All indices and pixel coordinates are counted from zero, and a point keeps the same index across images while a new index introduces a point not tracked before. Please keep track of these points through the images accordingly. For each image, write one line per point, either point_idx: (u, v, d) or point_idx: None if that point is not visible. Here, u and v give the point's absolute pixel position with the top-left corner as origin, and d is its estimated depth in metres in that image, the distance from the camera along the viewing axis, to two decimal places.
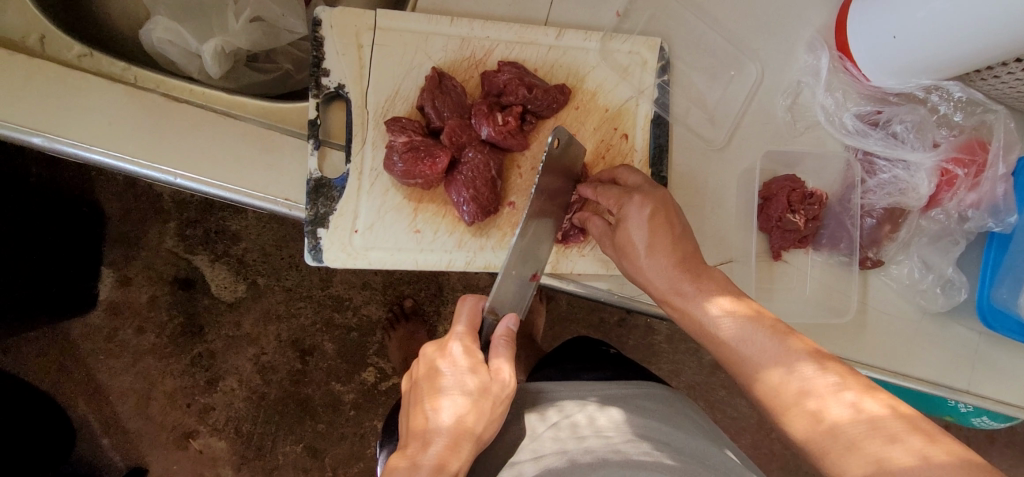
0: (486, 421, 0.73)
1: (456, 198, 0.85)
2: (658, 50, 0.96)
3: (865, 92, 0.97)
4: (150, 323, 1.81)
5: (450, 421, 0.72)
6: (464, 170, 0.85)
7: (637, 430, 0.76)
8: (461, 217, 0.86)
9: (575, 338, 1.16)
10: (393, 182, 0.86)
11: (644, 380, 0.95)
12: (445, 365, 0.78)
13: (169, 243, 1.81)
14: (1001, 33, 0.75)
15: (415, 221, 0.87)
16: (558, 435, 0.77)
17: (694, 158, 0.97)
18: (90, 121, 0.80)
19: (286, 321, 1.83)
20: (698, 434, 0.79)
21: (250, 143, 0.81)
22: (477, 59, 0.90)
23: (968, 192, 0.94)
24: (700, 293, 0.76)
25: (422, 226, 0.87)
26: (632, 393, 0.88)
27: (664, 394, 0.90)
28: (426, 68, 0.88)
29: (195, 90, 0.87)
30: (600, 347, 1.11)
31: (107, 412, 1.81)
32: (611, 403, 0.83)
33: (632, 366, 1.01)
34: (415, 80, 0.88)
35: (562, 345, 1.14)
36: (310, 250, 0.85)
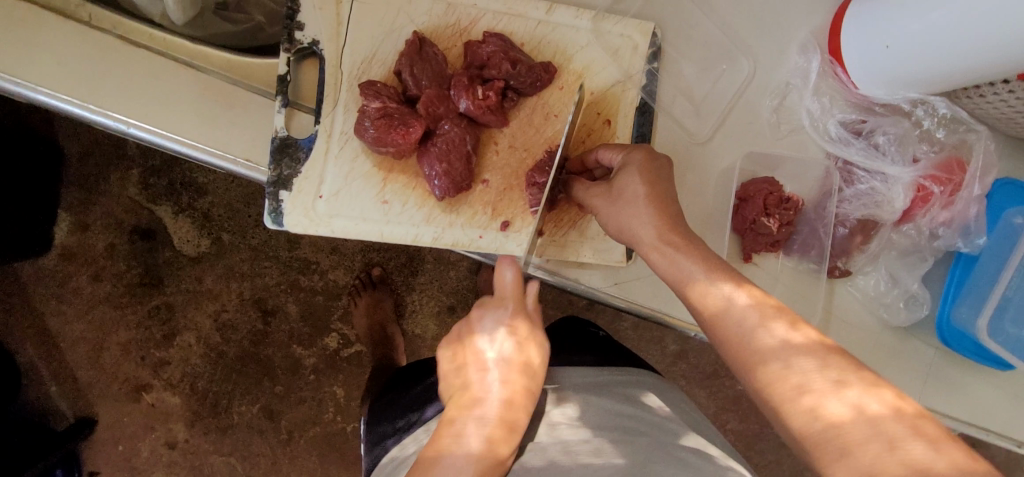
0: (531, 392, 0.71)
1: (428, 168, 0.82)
2: (650, 36, 0.92)
3: (853, 100, 0.97)
4: (107, 272, 1.75)
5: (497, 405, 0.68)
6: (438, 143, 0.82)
7: (596, 426, 0.75)
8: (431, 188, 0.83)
9: (562, 319, 1.17)
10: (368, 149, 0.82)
11: (635, 367, 0.95)
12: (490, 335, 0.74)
13: (131, 191, 1.74)
14: (990, 51, 0.74)
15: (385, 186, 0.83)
16: (536, 434, 0.78)
17: (676, 151, 0.94)
18: (40, 60, 0.75)
19: (250, 280, 1.78)
20: (666, 422, 0.78)
21: (213, 98, 0.77)
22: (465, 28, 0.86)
23: (942, 210, 0.94)
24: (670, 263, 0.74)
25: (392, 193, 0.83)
26: (620, 381, 0.88)
27: (653, 383, 0.90)
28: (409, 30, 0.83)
29: (156, 35, 0.82)
30: (590, 328, 1.10)
31: (58, 360, 1.76)
32: (568, 398, 0.82)
33: (617, 350, 1.02)
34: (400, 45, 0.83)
35: (553, 323, 1.14)
36: (271, 213, 0.81)
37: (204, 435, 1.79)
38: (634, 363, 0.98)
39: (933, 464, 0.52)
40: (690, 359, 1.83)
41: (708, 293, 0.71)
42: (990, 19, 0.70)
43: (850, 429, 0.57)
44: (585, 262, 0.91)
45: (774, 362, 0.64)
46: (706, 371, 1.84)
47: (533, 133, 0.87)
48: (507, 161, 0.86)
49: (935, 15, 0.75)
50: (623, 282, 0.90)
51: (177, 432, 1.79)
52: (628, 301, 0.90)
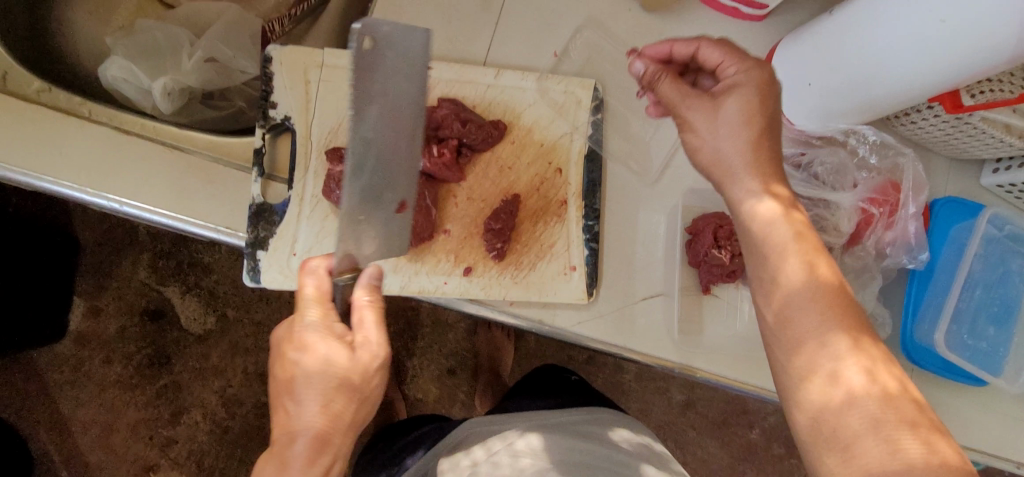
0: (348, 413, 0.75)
1: (390, 207, 0.83)
2: (592, 90, 1.01)
3: (790, 135, 1.05)
4: (118, 354, 1.83)
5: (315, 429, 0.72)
6: (403, 179, 0.83)
7: (555, 452, 0.82)
8: (388, 229, 0.84)
9: (532, 373, 1.22)
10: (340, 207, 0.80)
11: (601, 406, 0.99)
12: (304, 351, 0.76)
13: (141, 274, 1.86)
14: (920, 82, 0.81)
15: (356, 212, 0.81)
16: (503, 464, 0.81)
17: (628, 193, 1.01)
18: (44, 152, 0.85)
19: (254, 354, 1.85)
20: (624, 452, 0.83)
21: (196, 175, 0.87)
22: (422, 38, 0.79)
23: (885, 230, 0.98)
24: None
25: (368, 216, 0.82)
26: (584, 420, 0.93)
27: (617, 420, 0.94)
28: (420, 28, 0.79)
29: (147, 123, 0.91)
30: (565, 374, 1.15)
31: (69, 445, 1.80)
32: (533, 431, 0.88)
33: (588, 393, 1.05)
34: (397, 52, 0.79)
35: (529, 372, 1.17)
36: (249, 272, 0.87)
37: None
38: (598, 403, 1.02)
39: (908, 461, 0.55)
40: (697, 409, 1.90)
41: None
42: (920, 42, 0.75)
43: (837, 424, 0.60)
44: (548, 301, 0.95)
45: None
46: (713, 421, 1.90)
47: (489, 185, 0.96)
48: (467, 211, 0.95)
49: (875, 42, 0.81)
50: (585, 321, 0.95)
51: None
52: (592, 337, 0.95)
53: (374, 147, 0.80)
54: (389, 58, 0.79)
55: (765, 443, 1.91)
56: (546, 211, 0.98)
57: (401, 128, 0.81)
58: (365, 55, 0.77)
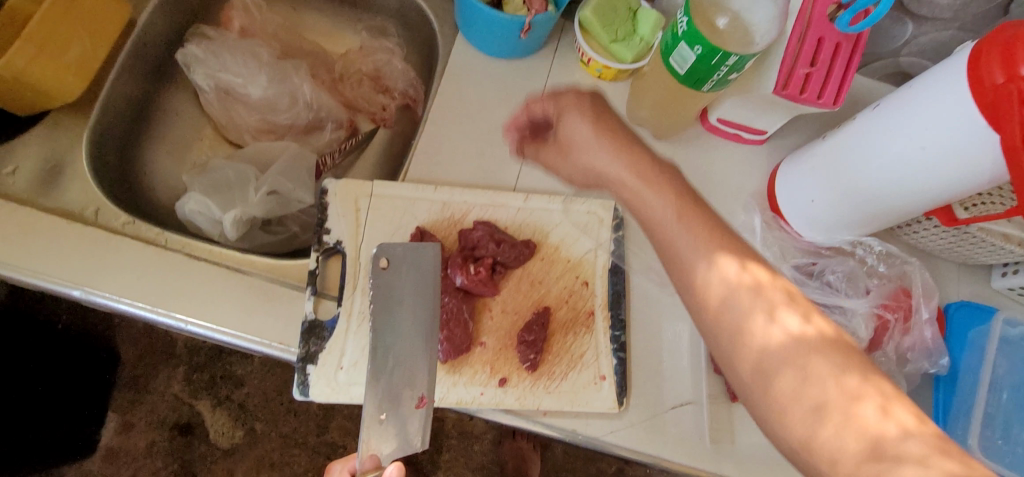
0: None
1: (408, 405, 0.85)
2: (612, 210, 1.11)
3: (801, 247, 1.12)
4: (144, 470, 1.86)
5: None
6: (420, 377, 0.86)
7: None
8: (404, 426, 0.85)
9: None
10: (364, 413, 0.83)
11: None
12: None
13: (175, 388, 1.93)
14: (917, 196, 0.89)
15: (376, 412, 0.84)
16: None
17: (652, 304, 1.07)
18: (123, 276, 0.95)
19: (279, 469, 1.90)
20: None
21: (256, 294, 0.96)
22: (431, 261, 0.90)
23: (903, 336, 1.02)
24: None
25: (388, 416, 0.84)
26: None
27: None
28: (432, 243, 0.90)
29: (214, 249, 1.02)
30: None
31: None
32: None
33: None
34: (412, 268, 0.89)
35: None
36: (298, 385, 0.93)
37: None
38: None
39: None
40: None
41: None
42: (940, 147, 0.82)
43: None
44: (580, 411, 0.99)
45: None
46: None
47: (522, 299, 1.03)
48: (501, 324, 1.01)
49: (895, 145, 0.87)
50: (617, 430, 0.98)
51: None
52: (623, 446, 0.97)
53: (393, 350, 0.86)
54: (409, 275, 0.88)
55: None
56: (575, 321, 1.04)
57: (412, 338, 0.87)
58: (385, 275, 0.88)
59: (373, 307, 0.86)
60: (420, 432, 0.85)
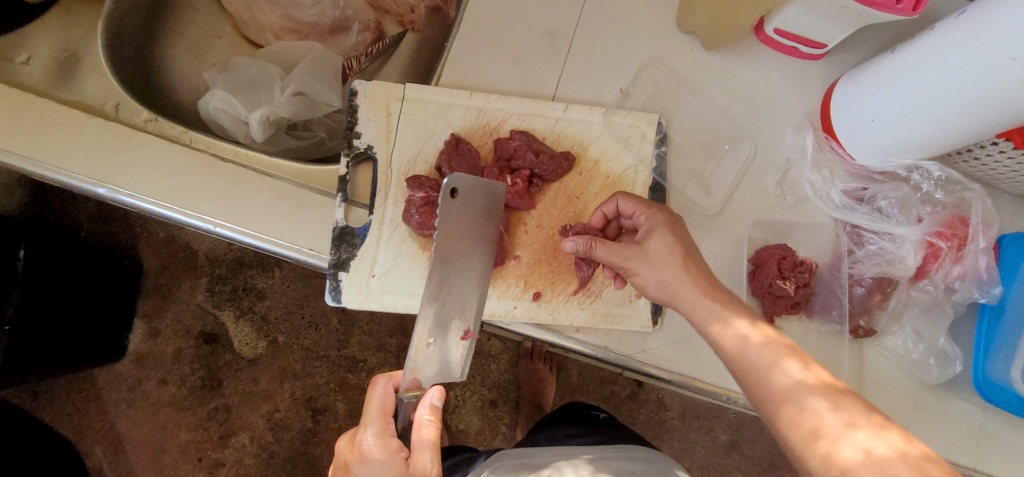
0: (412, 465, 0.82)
1: (453, 337, 0.90)
2: (656, 125, 1.05)
3: (851, 170, 1.05)
4: (173, 375, 1.92)
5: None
6: (470, 310, 0.90)
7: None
8: (447, 356, 0.90)
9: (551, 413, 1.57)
10: (414, 337, 0.86)
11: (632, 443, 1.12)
12: (366, 454, 0.84)
13: (199, 298, 1.96)
14: (996, 112, 0.82)
15: (426, 337, 0.88)
16: None
17: (691, 224, 1.03)
18: (149, 176, 0.92)
19: (302, 379, 1.95)
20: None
21: (284, 199, 0.93)
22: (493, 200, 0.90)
23: (953, 265, 0.98)
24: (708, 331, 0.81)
25: (436, 339, 0.89)
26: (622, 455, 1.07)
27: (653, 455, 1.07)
28: (498, 183, 0.90)
29: (240, 151, 0.99)
30: (591, 412, 1.32)
31: (123, 463, 1.89)
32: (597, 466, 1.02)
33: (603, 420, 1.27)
34: (476, 201, 0.89)
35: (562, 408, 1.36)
36: (330, 291, 0.92)
37: None
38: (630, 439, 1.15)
39: None
40: (742, 451, 1.92)
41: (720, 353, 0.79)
42: None
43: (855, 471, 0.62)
44: (613, 328, 0.97)
45: (785, 418, 0.71)
46: (757, 463, 1.91)
47: (558, 214, 1.00)
48: (536, 238, 0.99)
49: (979, 55, 0.79)
50: (650, 348, 0.96)
51: None
52: (654, 365, 0.95)
53: (450, 281, 0.88)
54: (473, 206, 0.89)
55: None
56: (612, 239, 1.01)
57: (468, 268, 0.89)
58: (452, 205, 0.86)
59: (440, 236, 0.86)
60: (461, 360, 0.91)
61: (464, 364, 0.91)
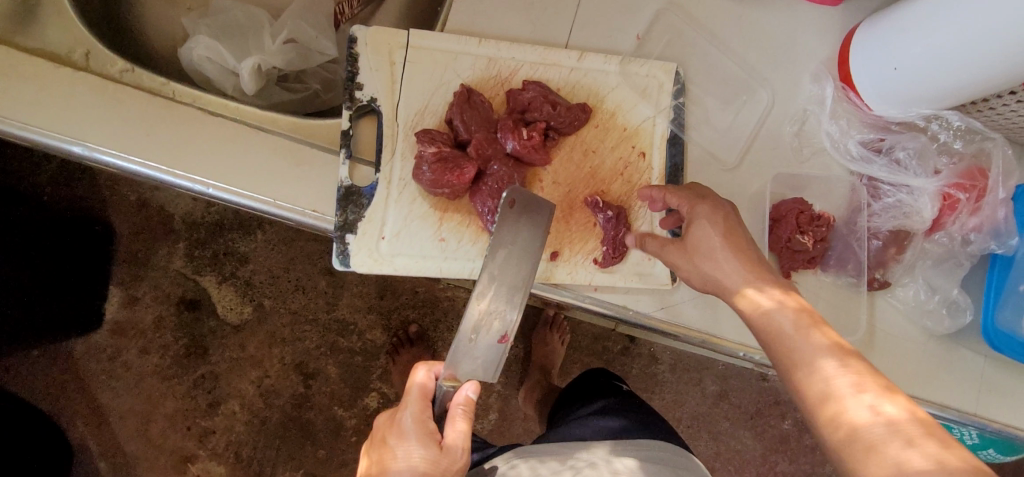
0: (448, 459, 0.85)
1: (490, 339, 0.84)
2: (673, 74, 1.00)
3: (867, 121, 1.02)
4: (155, 343, 1.85)
5: (419, 466, 0.84)
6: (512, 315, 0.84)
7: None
8: (485, 355, 0.85)
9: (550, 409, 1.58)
10: (458, 331, 0.82)
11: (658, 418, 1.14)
12: (402, 442, 0.85)
13: (177, 264, 1.87)
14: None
15: (469, 332, 0.82)
16: None
17: (708, 177, 1.00)
18: (131, 133, 0.84)
19: (291, 344, 1.89)
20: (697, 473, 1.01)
21: (282, 158, 0.86)
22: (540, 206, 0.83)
23: (970, 216, 0.98)
24: (739, 290, 0.79)
25: (477, 336, 0.83)
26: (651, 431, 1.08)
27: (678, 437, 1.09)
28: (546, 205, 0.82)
29: (230, 105, 0.91)
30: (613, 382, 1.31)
31: (106, 434, 1.84)
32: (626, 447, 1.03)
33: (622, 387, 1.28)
34: (529, 217, 0.82)
35: (580, 377, 1.36)
36: (338, 256, 0.87)
37: None
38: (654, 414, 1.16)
39: (912, 460, 0.59)
40: (730, 400, 1.96)
41: (751, 310, 0.76)
42: None
43: (871, 431, 0.62)
44: (631, 288, 0.94)
45: (817, 375, 0.69)
46: (745, 412, 1.96)
47: (575, 170, 0.95)
48: (553, 195, 0.94)
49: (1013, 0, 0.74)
50: (668, 307, 0.93)
51: None
52: (672, 323, 0.92)
53: (497, 284, 0.82)
54: (523, 221, 0.82)
55: (796, 434, 1.98)
56: (631, 194, 0.96)
57: (514, 281, 0.82)
58: (509, 215, 0.80)
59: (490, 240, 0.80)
60: (493, 365, 0.86)
61: (499, 364, 0.86)
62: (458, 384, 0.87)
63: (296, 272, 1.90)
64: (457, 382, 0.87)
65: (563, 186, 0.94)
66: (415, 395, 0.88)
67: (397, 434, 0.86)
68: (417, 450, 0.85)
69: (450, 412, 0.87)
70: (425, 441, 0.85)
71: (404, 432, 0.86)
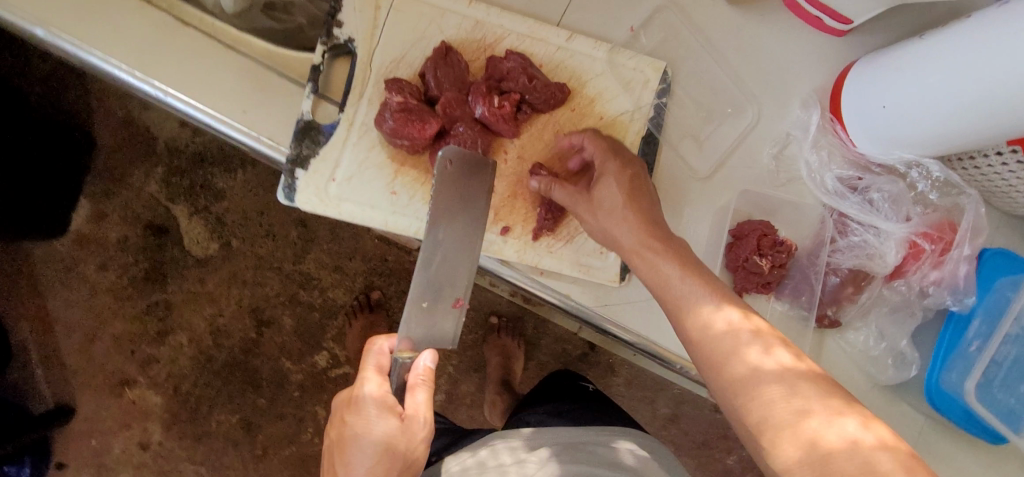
0: (410, 432, 0.82)
1: (444, 304, 0.85)
2: (661, 73, 0.98)
3: (850, 157, 1.01)
4: (115, 262, 1.83)
5: (379, 441, 0.80)
6: (461, 280, 0.85)
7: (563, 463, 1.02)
8: (439, 322, 0.85)
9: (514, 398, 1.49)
10: (410, 299, 0.83)
11: (602, 417, 1.17)
12: (362, 416, 0.81)
13: (152, 187, 1.84)
14: (1011, 118, 0.76)
15: (421, 298, 0.83)
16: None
17: (678, 183, 0.98)
18: (97, 26, 0.82)
19: (251, 288, 1.86)
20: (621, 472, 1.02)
21: (247, 80, 0.83)
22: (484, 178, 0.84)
23: (932, 269, 0.96)
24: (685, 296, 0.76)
25: (430, 302, 0.84)
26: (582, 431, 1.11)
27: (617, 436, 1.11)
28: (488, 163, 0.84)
29: (206, 19, 0.88)
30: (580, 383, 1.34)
31: (50, 343, 1.83)
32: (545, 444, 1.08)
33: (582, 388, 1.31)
34: (473, 180, 0.83)
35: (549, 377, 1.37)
36: (284, 189, 0.85)
37: (178, 439, 1.85)
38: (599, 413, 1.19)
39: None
40: (680, 425, 1.94)
41: (690, 319, 0.74)
42: None
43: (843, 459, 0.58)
44: (577, 278, 0.93)
45: (747, 390, 0.66)
46: (692, 439, 1.94)
47: (542, 148, 0.93)
48: (515, 170, 0.92)
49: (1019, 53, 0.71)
50: (611, 304, 0.92)
51: (152, 433, 1.85)
52: (611, 321, 0.92)
53: (443, 251, 0.83)
54: (468, 182, 0.83)
55: (740, 471, 1.96)
56: None
57: (459, 246, 0.84)
58: (449, 173, 0.82)
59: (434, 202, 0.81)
60: (451, 331, 0.86)
61: (455, 334, 0.87)
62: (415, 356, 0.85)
63: (269, 217, 1.87)
64: (414, 352, 0.85)
65: (525, 162, 0.93)
66: (376, 367, 0.84)
67: (356, 408, 0.82)
68: (378, 425, 0.80)
69: (410, 382, 0.84)
70: (387, 414, 0.81)
71: (363, 406, 0.82)
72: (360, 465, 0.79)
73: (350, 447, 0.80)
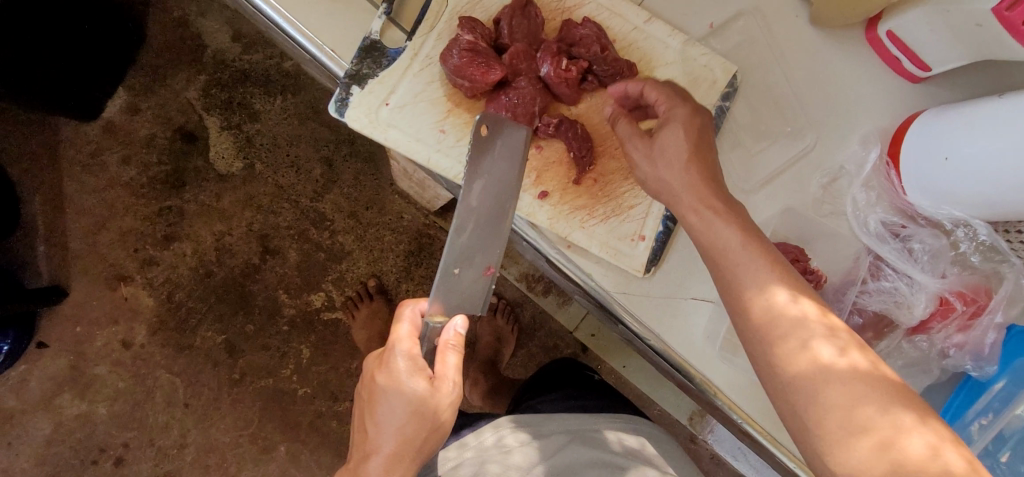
0: (440, 399, 0.80)
1: (477, 271, 0.85)
2: (732, 77, 0.96)
3: (897, 204, 0.97)
4: (139, 158, 1.83)
5: (409, 406, 0.79)
6: (492, 248, 0.84)
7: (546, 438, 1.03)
8: (472, 289, 0.85)
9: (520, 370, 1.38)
10: (444, 265, 0.82)
11: (602, 401, 1.18)
12: (392, 380, 0.79)
13: (190, 94, 1.84)
14: None
15: (452, 266, 0.83)
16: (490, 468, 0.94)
17: (723, 189, 0.98)
18: None
19: (263, 215, 1.85)
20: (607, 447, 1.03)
21: None
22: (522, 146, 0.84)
23: (957, 332, 0.93)
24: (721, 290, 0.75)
25: (462, 269, 0.84)
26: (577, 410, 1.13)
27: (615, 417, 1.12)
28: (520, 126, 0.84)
29: None
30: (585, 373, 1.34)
31: (59, 222, 1.82)
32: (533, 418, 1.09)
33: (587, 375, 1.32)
34: (495, 153, 0.83)
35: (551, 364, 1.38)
36: (337, 102, 0.84)
37: (160, 346, 1.83)
38: (599, 398, 1.20)
39: None
40: None
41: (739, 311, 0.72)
42: None
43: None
44: (602, 260, 0.92)
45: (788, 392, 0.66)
46: None
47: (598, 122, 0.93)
48: None
49: None
50: (631, 291, 0.91)
51: (137, 334, 1.83)
52: (626, 311, 0.91)
53: (476, 216, 0.82)
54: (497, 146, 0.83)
55: None
56: None
57: (486, 212, 0.83)
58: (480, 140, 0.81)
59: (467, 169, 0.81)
60: (483, 298, 0.86)
61: (483, 303, 0.86)
62: (447, 321, 0.84)
63: (298, 149, 1.86)
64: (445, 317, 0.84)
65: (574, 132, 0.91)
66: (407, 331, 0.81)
67: (386, 371, 0.80)
68: (408, 390, 0.79)
69: (440, 347, 0.82)
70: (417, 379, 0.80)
71: (394, 371, 0.80)
72: (391, 430, 0.79)
73: (382, 412, 0.79)
